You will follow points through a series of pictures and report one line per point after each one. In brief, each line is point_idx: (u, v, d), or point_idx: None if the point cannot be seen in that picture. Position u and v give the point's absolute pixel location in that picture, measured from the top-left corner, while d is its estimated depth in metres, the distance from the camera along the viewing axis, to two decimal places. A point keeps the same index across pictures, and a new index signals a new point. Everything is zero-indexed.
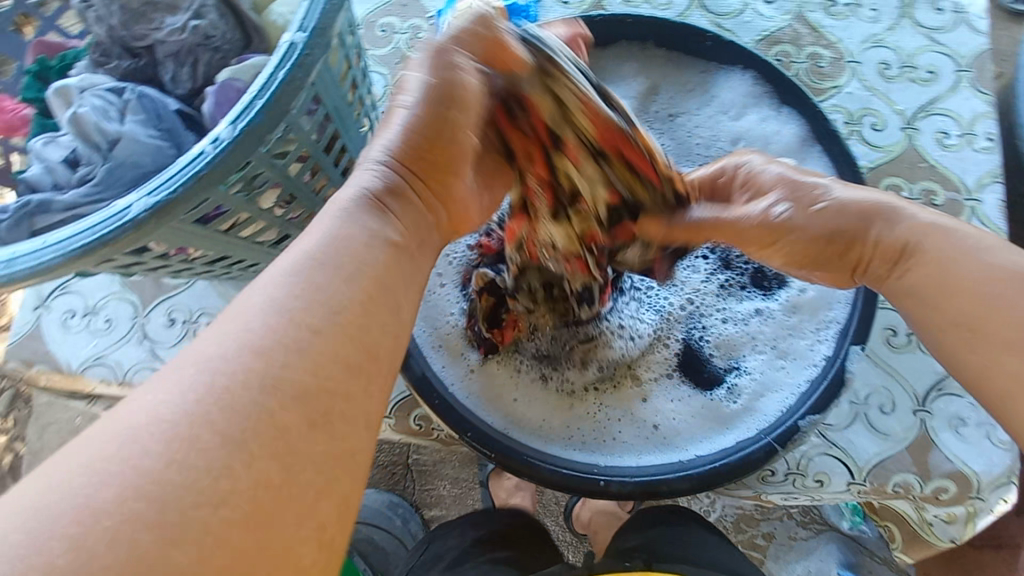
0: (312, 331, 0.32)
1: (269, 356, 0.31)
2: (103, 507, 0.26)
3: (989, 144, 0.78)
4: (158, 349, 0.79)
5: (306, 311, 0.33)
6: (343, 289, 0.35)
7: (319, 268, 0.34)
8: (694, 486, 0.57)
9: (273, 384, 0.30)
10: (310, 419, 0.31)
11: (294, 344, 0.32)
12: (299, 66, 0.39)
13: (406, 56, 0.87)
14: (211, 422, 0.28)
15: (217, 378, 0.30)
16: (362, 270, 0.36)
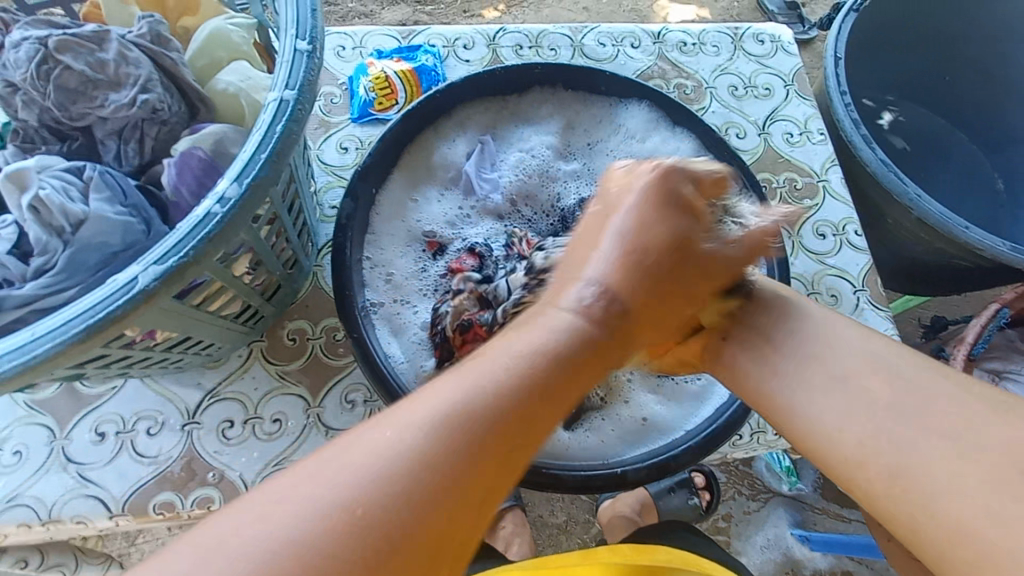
0: (454, 467, 0.31)
1: (412, 483, 0.30)
2: None
3: (822, 137, 0.99)
4: (89, 471, 0.69)
5: (447, 457, 0.31)
6: (502, 455, 0.33)
7: (488, 410, 0.33)
8: (697, 456, 0.61)
9: (437, 494, 0.31)
10: (415, 559, 0.29)
11: (440, 480, 0.31)
12: (294, 120, 0.40)
13: (325, 121, 0.89)
14: (330, 550, 0.28)
15: (365, 495, 0.29)
16: (513, 431, 0.33)
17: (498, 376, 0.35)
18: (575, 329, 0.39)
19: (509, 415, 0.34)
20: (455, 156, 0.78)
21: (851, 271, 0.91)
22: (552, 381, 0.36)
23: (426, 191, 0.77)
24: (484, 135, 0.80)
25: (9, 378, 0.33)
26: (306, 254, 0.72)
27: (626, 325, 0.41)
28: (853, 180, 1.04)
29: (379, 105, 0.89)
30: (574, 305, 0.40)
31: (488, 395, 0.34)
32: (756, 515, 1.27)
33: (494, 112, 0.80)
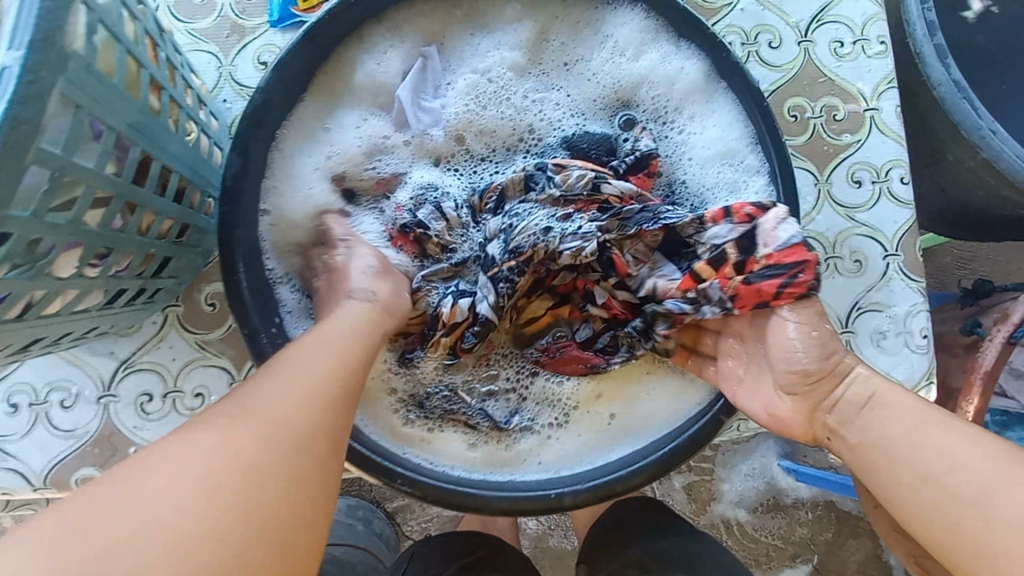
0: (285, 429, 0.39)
1: (242, 447, 0.37)
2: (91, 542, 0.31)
3: (881, 48, 0.76)
4: (7, 444, 0.65)
5: (300, 404, 0.41)
6: (316, 421, 0.41)
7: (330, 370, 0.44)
8: (650, 478, 0.53)
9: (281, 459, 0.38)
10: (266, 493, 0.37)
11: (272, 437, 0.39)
12: (22, 100, 0.27)
13: (237, 26, 0.71)
14: (175, 494, 0.34)
15: (201, 467, 0.36)
16: (330, 401, 0.42)
17: (319, 356, 0.44)
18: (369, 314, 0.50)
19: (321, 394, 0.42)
20: (386, 78, 0.59)
21: (885, 230, 0.74)
22: (354, 351, 0.46)
23: (342, 116, 0.58)
24: (424, 48, 0.60)
25: None
26: (205, 213, 0.59)
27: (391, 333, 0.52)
28: (912, 102, 0.82)
29: (304, 3, 0.70)
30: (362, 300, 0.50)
31: (300, 382, 0.42)
32: (744, 446, 1.23)
33: (442, 16, 0.59)
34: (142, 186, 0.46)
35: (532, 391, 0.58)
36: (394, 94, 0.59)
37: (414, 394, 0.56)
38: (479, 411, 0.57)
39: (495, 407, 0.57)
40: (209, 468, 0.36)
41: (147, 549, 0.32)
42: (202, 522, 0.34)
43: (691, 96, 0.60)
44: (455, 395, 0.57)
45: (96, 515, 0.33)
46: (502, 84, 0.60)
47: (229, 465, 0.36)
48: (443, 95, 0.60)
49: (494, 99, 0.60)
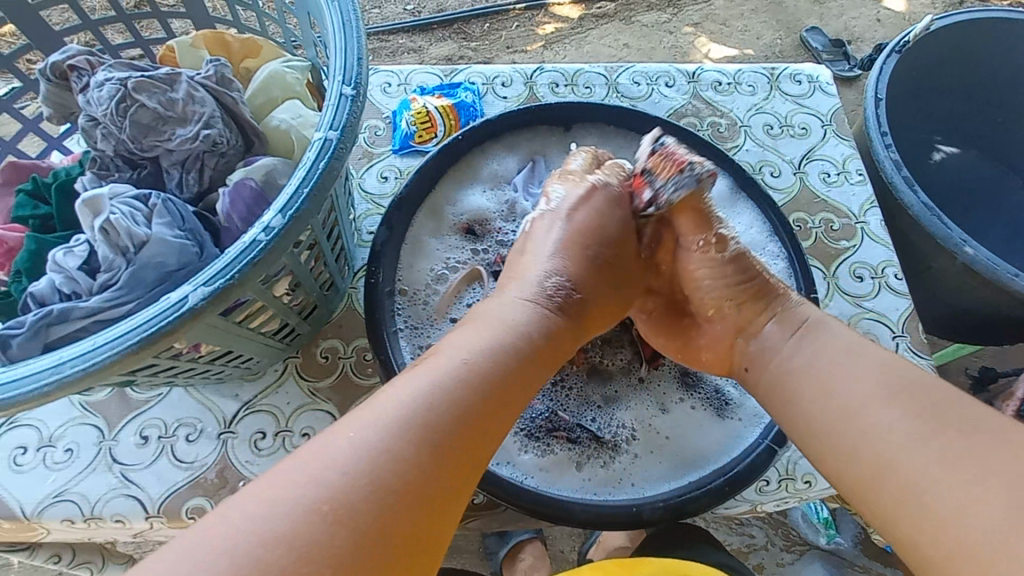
0: (437, 420, 0.41)
1: (400, 435, 0.39)
2: (303, 519, 0.34)
3: (860, 178, 0.98)
4: (130, 472, 0.74)
5: (416, 435, 0.40)
6: (463, 403, 0.43)
7: (460, 380, 0.44)
8: (716, 499, 0.60)
9: (424, 450, 0.39)
10: (415, 495, 0.38)
11: (413, 429, 0.40)
12: (335, 158, 0.44)
13: (368, 152, 0.95)
14: (335, 494, 0.36)
15: (353, 458, 0.38)
16: (497, 386, 0.45)
17: (478, 348, 0.47)
18: (535, 320, 0.52)
19: (484, 383, 0.45)
20: (503, 172, 0.80)
21: (890, 316, 0.87)
22: (511, 356, 0.48)
23: (469, 190, 0.78)
24: (534, 156, 0.81)
25: (68, 384, 0.37)
26: (342, 277, 0.75)
27: (577, 312, 0.55)
28: (892, 222, 1.02)
29: (419, 138, 0.94)
30: (527, 301, 0.53)
31: (465, 364, 0.45)
32: (789, 568, 1.13)
33: (542, 139, 0.81)
34: (327, 243, 0.63)
35: (615, 417, 0.67)
36: (508, 183, 0.80)
37: (524, 415, 0.66)
38: (569, 431, 0.65)
39: (591, 427, 0.66)
40: (366, 472, 0.37)
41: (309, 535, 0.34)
42: (358, 511, 0.36)
43: (722, 203, 0.78)
44: (555, 415, 0.66)
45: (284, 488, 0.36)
46: None
47: (360, 462, 0.38)
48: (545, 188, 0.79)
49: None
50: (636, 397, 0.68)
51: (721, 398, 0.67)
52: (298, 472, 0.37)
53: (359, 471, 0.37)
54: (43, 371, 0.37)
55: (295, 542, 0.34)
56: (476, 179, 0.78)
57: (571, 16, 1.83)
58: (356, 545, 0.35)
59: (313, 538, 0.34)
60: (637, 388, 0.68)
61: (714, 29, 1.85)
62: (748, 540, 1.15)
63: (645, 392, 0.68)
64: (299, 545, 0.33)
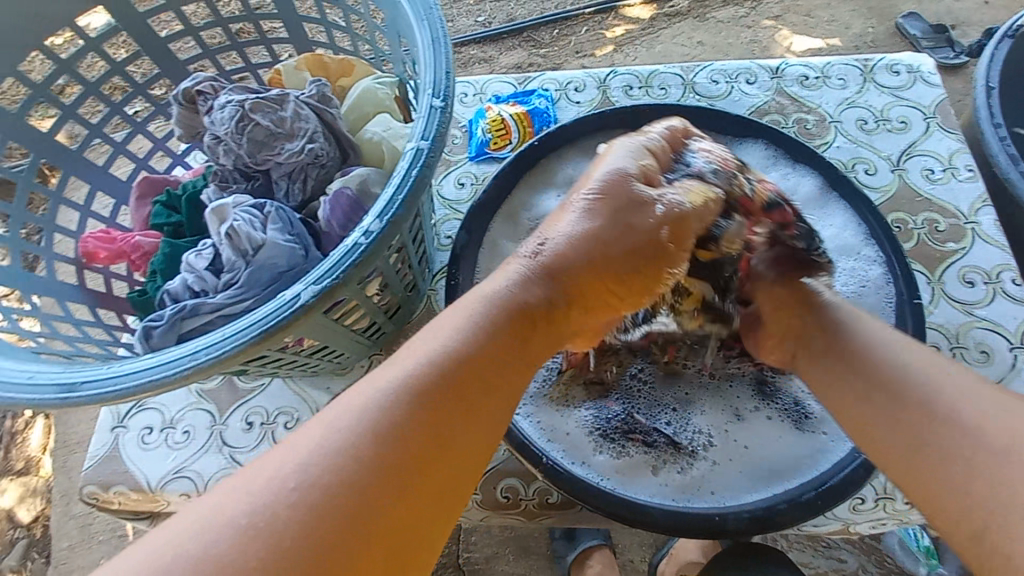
0: (420, 408, 0.38)
1: (384, 422, 0.37)
2: (272, 514, 0.32)
3: (970, 174, 0.89)
4: (236, 454, 0.81)
5: (396, 424, 0.37)
6: (441, 385, 0.40)
7: (443, 365, 0.41)
8: (804, 513, 0.58)
9: (406, 438, 0.37)
10: (404, 488, 0.35)
11: (398, 418, 0.37)
12: (427, 166, 0.47)
13: (446, 160, 0.99)
14: (315, 482, 0.34)
15: (329, 448, 0.35)
16: (480, 370, 0.42)
17: (466, 331, 0.44)
18: (527, 294, 0.46)
19: (467, 367, 0.42)
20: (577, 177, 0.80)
21: (1008, 326, 0.79)
22: (501, 339, 0.44)
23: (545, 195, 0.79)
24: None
25: (202, 369, 0.43)
26: (423, 279, 0.79)
27: (583, 288, 0.48)
28: (1009, 223, 0.92)
29: (494, 145, 0.97)
30: (525, 272, 0.47)
31: (449, 352, 0.42)
32: None
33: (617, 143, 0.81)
34: (412, 247, 0.67)
35: (693, 423, 0.65)
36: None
37: (599, 416, 0.66)
38: (644, 435, 0.65)
39: (668, 431, 0.65)
40: (344, 459, 0.35)
41: (282, 525, 0.32)
42: (335, 506, 0.33)
43: (811, 203, 0.75)
44: (630, 417, 0.66)
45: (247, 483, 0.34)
46: None
47: (343, 453, 0.35)
48: None
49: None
50: (715, 404, 0.66)
51: (805, 409, 0.64)
52: (279, 460, 0.35)
53: (344, 463, 0.35)
54: (182, 357, 0.43)
55: (281, 530, 0.32)
56: (550, 184, 0.79)
57: (642, 16, 1.81)
58: (338, 544, 0.32)
59: (281, 536, 0.32)
60: (715, 397, 0.67)
61: (797, 21, 1.75)
62: (836, 564, 1.07)
63: (724, 399, 0.66)
64: (271, 537, 0.31)
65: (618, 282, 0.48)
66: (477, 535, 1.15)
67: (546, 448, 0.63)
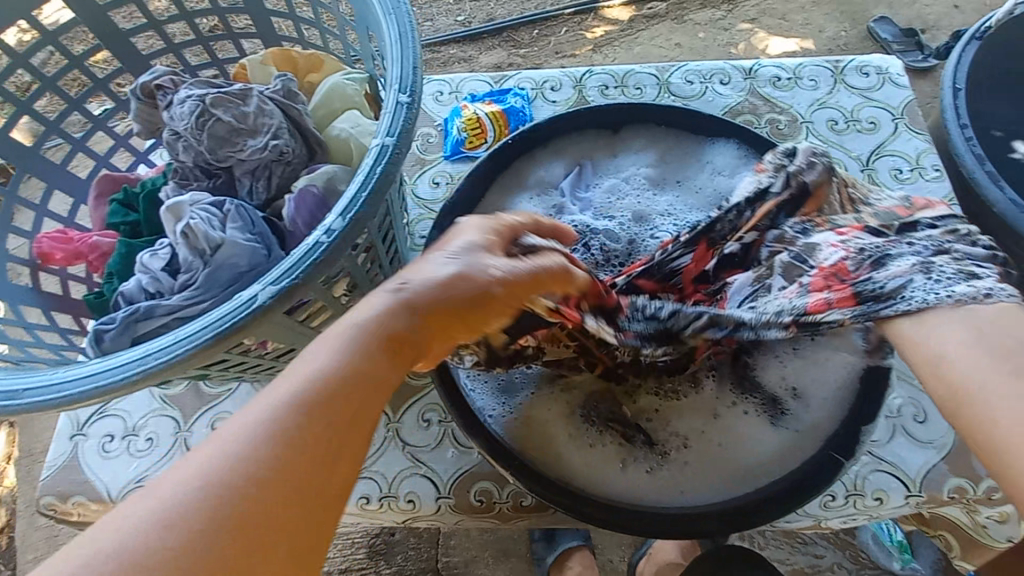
0: (272, 440, 0.35)
1: (235, 455, 0.34)
2: (144, 553, 0.29)
3: (937, 174, 0.91)
4: None
5: (253, 458, 0.34)
6: (298, 422, 0.36)
7: (307, 399, 0.37)
8: (775, 512, 0.58)
9: (268, 475, 0.33)
10: (273, 524, 0.33)
11: (262, 449, 0.34)
12: (392, 163, 0.46)
13: (421, 159, 0.97)
14: (175, 526, 0.31)
15: (194, 485, 0.32)
16: (350, 397, 0.38)
17: (334, 355, 0.39)
18: (391, 319, 0.42)
19: (330, 392, 0.38)
20: (552, 176, 0.80)
21: None
22: (366, 362, 0.40)
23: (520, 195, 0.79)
24: (582, 160, 0.81)
25: (153, 374, 0.41)
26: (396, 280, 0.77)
27: (444, 319, 0.44)
28: (974, 222, 0.94)
29: (469, 144, 0.96)
30: (389, 297, 0.43)
31: (307, 377, 0.38)
32: None
33: (591, 142, 0.81)
34: (383, 246, 0.65)
35: (670, 422, 0.64)
36: (556, 188, 0.79)
37: (576, 416, 0.64)
38: (621, 434, 0.63)
39: (646, 431, 0.64)
40: (208, 500, 0.32)
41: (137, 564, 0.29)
42: (194, 545, 0.30)
43: None
44: (608, 416, 0.64)
45: (127, 514, 0.31)
46: (639, 186, 0.79)
47: (200, 493, 0.32)
48: (592, 190, 0.79)
49: (631, 198, 0.78)
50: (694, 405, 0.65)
51: (782, 407, 0.63)
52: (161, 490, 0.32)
53: (201, 505, 0.31)
54: (130, 362, 0.41)
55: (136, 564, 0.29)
56: (525, 183, 0.79)
57: (621, 17, 1.82)
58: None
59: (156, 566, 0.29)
60: (692, 396, 0.65)
61: (772, 24, 1.78)
62: (813, 560, 1.08)
63: (707, 399, 0.65)
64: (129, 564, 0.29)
65: (481, 314, 0.45)
66: (456, 539, 1.14)
67: (517, 452, 0.61)
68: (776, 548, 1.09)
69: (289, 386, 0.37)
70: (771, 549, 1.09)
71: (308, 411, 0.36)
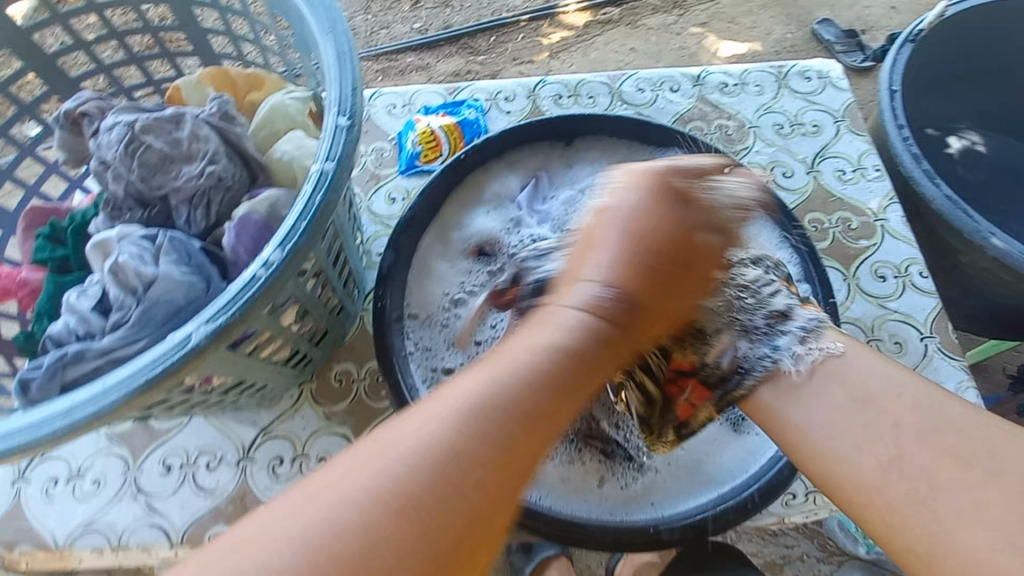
0: (468, 444, 0.33)
1: (441, 454, 0.32)
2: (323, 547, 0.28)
3: (878, 174, 0.95)
4: (155, 500, 0.75)
5: (447, 457, 0.32)
6: (506, 433, 0.34)
7: (525, 398, 0.35)
8: (739, 516, 0.58)
9: (462, 475, 0.32)
10: (448, 534, 0.31)
11: (454, 452, 0.33)
12: (333, 189, 0.45)
13: (376, 174, 0.96)
14: (355, 524, 0.29)
15: (390, 478, 0.31)
16: (546, 409, 0.36)
17: (530, 358, 0.37)
18: (594, 318, 0.40)
19: (533, 402, 0.36)
20: (507, 190, 0.79)
21: (917, 316, 0.84)
22: (573, 364, 0.38)
23: (475, 209, 0.78)
24: (537, 172, 0.81)
25: (80, 426, 0.38)
26: (352, 300, 0.76)
27: (647, 302, 0.42)
28: (915, 217, 0.98)
29: (424, 158, 0.95)
30: (593, 292, 0.40)
31: (506, 379, 0.36)
32: None
33: (544, 155, 0.81)
34: (334, 269, 0.64)
35: (635, 429, 0.65)
36: (512, 201, 0.79)
37: None
38: (589, 445, 0.64)
39: (614, 440, 0.64)
40: (398, 493, 0.31)
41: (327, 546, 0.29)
42: (379, 538, 0.29)
43: None
44: (577, 428, 0.65)
45: (319, 493, 0.31)
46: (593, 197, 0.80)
47: (395, 483, 0.31)
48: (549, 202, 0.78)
49: None
50: None
51: (741, 413, 0.65)
52: (346, 474, 0.32)
53: (401, 490, 0.31)
54: (54, 416, 0.38)
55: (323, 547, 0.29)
56: (480, 197, 0.78)
57: (576, 23, 1.83)
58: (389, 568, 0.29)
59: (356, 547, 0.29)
60: None
61: (722, 27, 1.83)
62: (785, 551, 1.11)
63: None
64: (323, 545, 0.29)
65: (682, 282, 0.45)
66: None
67: None
68: (749, 541, 1.11)
69: (470, 398, 0.35)
70: (745, 543, 1.11)
71: (490, 427, 0.34)
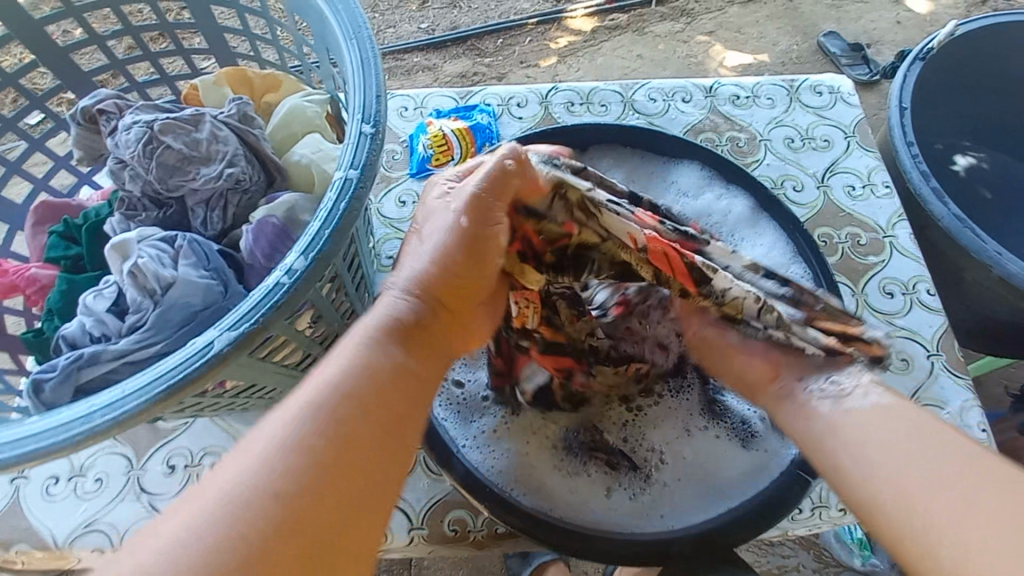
0: (303, 446, 0.36)
1: (265, 465, 0.35)
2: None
3: (887, 191, 0.95)
4: (158, 501, 0.74)
5: (276, 471, 0.35)
6: (321, 428, 0.37)
7: (316, 405, 0.38)
8: (748, 532, 0.58)
9: (281, 495, 0.34)
10: (310, 524, 0.34)
11: (291, 451, 0.36)
12: (356, 197, 0.45)
13: (386, 176, 0.95)
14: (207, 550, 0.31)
15: (205, 517, 0.32)
16: (368, 392, 0.40)
17: (339, 359, 0.41)
18: (401, 309, 0.46)
19: (354, 390, 0.40)
20: None
21: (924, 333, 0.84)
22: (385, 358, 0.43)
23: None
24: None
25: (99, 432, 0.37)
26: (363, 304, 0.75)
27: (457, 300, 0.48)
28: (922, 234, 0.99)
29: (436, 161, 0.95)
30: (395, 295, 0.46)
31: (321, 381, 0.40)
32: None
33: None
34: (348, 273, 0.64)
35: (644, 439, 0.66)
36: None
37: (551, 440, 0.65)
38: (598, 456, 0.64)
39: (623, 451, 0.65)
40: (224, 523, 0.32)
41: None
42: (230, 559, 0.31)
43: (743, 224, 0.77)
44: (584, 438, 0.65)
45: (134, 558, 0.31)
46: None
47: (233, 509, 0.33)
48: None
49: None
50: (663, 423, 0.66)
51: (751, 428, 0.65)
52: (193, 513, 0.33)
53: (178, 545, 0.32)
54: (72, 421, 0.37)
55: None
56: None
57: (584, 28, 1.84)
58: None
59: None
60: (658, 414, 0.67)
61: (729, 37, 1.84)
62: (781, 561, 1.11)
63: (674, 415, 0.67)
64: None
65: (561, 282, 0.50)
66: (430, 559, 1.12)
67: (495, 483, 0.61)
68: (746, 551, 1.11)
69: (304, 396, 0.39)
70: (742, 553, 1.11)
71: (341, 407, 0.39)
